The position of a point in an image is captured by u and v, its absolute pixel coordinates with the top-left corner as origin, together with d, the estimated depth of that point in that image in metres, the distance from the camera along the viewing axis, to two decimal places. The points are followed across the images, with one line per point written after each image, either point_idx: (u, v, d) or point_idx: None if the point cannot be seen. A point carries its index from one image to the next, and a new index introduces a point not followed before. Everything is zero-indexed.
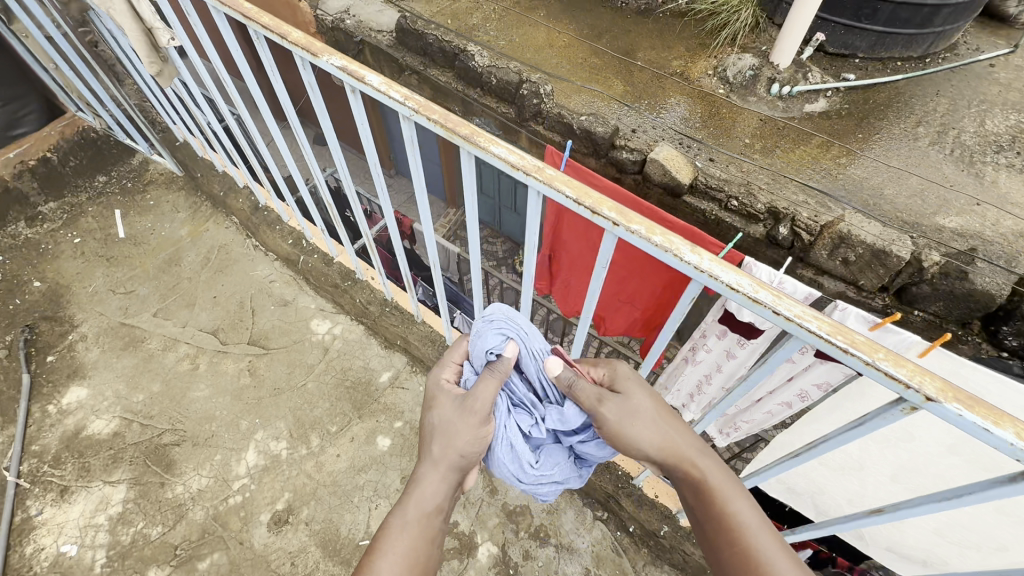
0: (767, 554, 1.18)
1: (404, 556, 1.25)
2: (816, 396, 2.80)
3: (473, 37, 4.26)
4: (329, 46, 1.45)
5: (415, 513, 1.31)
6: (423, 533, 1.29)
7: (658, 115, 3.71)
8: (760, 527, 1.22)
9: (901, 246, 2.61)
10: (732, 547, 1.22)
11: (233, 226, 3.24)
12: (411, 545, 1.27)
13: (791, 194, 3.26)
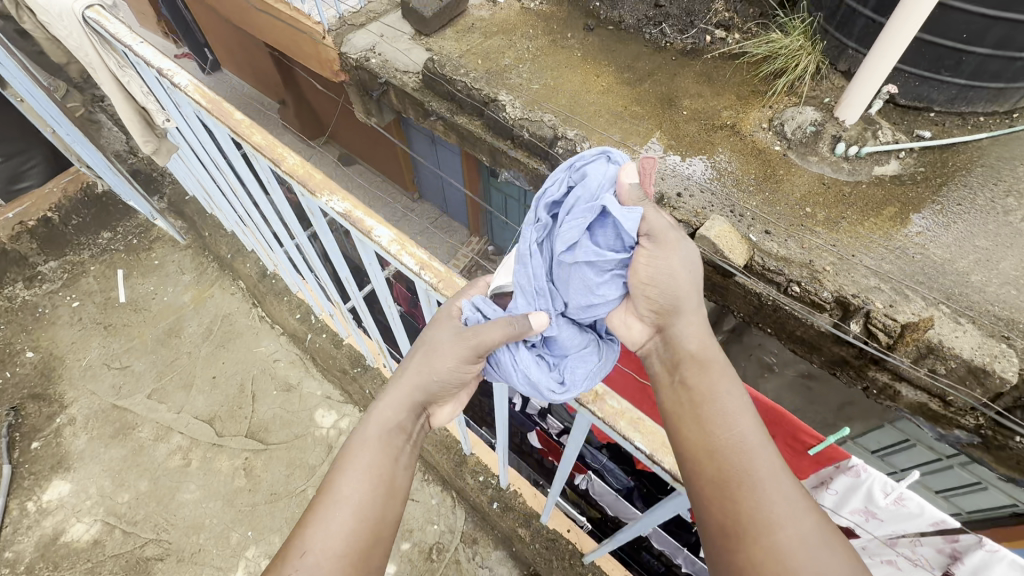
0: (757, 472, 1.11)
1: (363, 470, 1.21)
2: None
3: (505, 80, 3.98)
4: (329, 183, 1.48)
5: (377, 430, 1.27)
6: (386, 453, 1.25)
7: (705, 177, 3.36)
8: (763, 448, 1.15)
9: (1004, 364, 2.25)
10: (727, 451, 1.15)
11: (239, 292, 3.01)
12: (372, 465, 1.22)
13: (860, 278, 2.87)
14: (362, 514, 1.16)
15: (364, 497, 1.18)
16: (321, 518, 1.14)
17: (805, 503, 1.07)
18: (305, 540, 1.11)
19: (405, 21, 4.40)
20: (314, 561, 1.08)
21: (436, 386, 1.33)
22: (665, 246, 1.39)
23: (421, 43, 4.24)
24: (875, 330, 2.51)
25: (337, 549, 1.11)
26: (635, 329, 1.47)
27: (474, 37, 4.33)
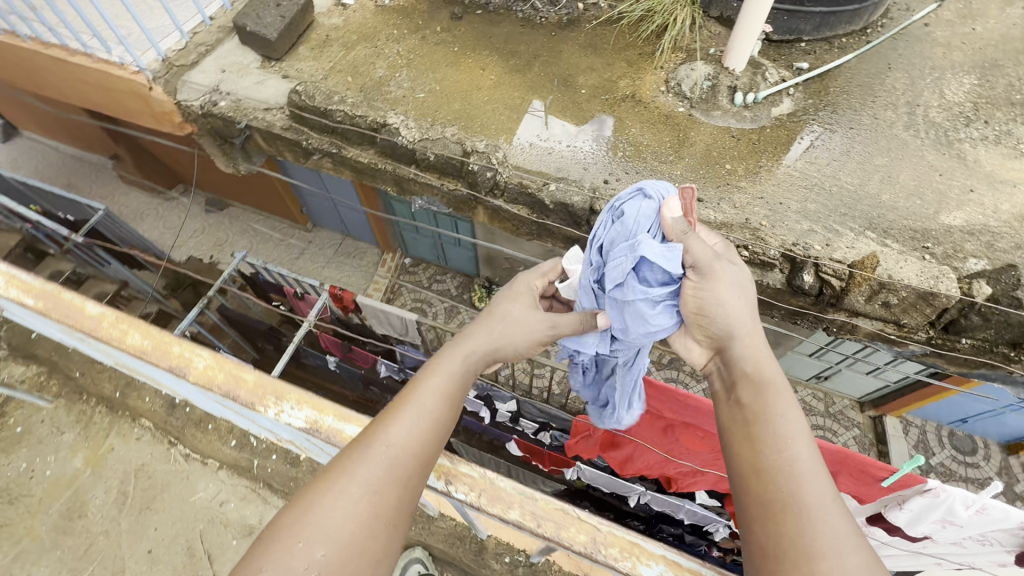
0: (816, 501, 1.19)
1: (438, 390, 1.53)
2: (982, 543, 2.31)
3: (385, 96, 3.55)
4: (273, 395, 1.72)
5: (455, 365, 1.63)
6: (459, 383, 1.60)
7: (624, 157, 3.26)
8: (816, 477, 1.24)
9: (947, 284, 2.43)
10: (777, 473, 1.26)
11: (134, 429, 2.67)
12: (446, 390, 1.55)
13: (794, 224, 2.94)
14: (434, 425, 1.45)
15: (438, 414, 1.48)
16: (401, 419, 1.41)
17: (854, 541, 1.12)
18: (386, 432, 1.37)
19: (246, 47, 3.74)
20: (390, 456, 1.33)
21: (508, 336, 1.79)
22: (711, 278, 1.57)
23: (274, 71, 3.64)
24: (827, 276, 2.59)
25: (410, 449, 1.37)
26: (695, 351, 1.71)
27: (334, 52, 3.81)
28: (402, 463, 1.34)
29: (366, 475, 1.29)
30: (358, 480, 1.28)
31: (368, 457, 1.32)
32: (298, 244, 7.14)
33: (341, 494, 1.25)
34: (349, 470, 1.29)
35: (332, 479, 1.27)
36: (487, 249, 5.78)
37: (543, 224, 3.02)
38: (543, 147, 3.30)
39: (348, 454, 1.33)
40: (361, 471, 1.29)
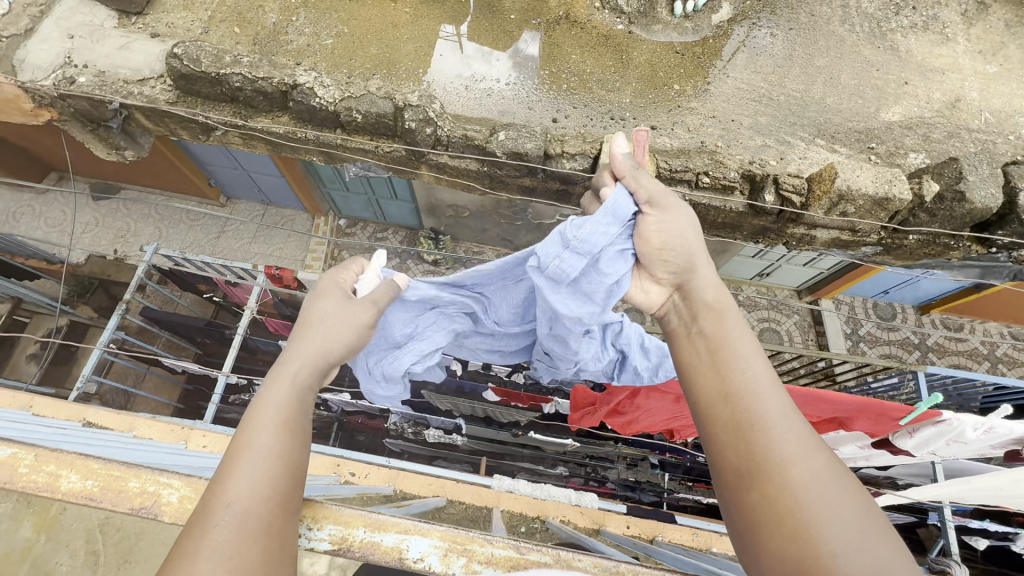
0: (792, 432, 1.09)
1: (275, 420, 1.15)
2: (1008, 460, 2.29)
3: (285, 46, 3.03)
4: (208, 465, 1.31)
5: (291, 389, 1.23)
6: (298, 400, 1.23)
7: (569, 90, 3.03)
8: (785, 409, 1.13)
9: (899, 187, 2.50)
10: (752, 406, 1.13)
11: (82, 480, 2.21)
12: (283, 421, 1.16)
13: (749, 141, 2.89)
14: (283, 468, 1.08)
15: (286, 451, 1.11)
16: (238, 472, 1.03)
17: (832, 467, 1.04)
18: (225, 493, 1.00)
19: (93, 1, 3.02)
20: (239, 513, 0.98)
21: (336, 346, 1.39)
22: (668, 211, 1.42)
23: (140, 29, 3.00)
24: (788, 193, 2.58)
25: (262, 495, 1.02)
26: (654, 294, 1.47)
27: None
28: (255, 520, 0.98)
29: (212, 546, 0.92)
30: (207, 551, 0.91)
31: (203, 532, 0.94)
32: (216, 222, 6.41)
33: (188, 574, 0.88)
34: (186, 552, 0.92)
35: (168, 569, 0.89)
36: (429, 200, 5.43)
37: (495, 175, 2.78)
38: (481, 89, 3.01)
39: (185, 533, 0.94)
40: (201, 548, 0.92)
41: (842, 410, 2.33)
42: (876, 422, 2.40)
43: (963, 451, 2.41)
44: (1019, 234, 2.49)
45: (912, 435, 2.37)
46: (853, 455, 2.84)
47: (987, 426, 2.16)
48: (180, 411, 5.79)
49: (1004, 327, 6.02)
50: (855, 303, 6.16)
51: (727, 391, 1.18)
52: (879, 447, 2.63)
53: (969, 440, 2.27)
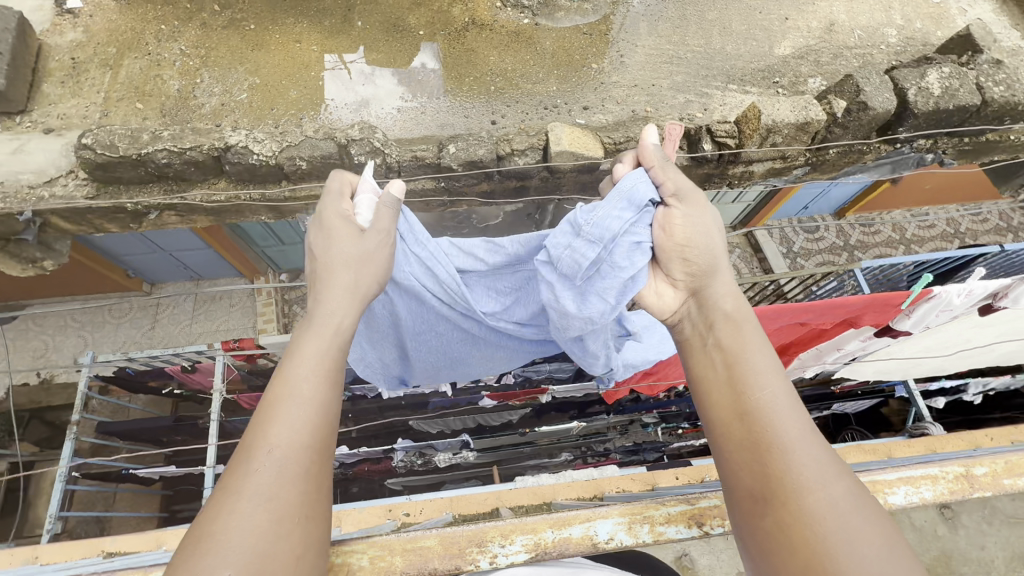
0: (797, 437, 1.02)
1: (317, 367, 1.16)
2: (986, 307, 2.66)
3: (199, 110, 2.88)
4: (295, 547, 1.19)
5: (332, 326, 1.25)
6: (335, 354, 1.20)
7: (496, 91, 3.10)
8: (795, 414, 1.06)
9: (814, 110, 2.78)
10: (757, 411, 1.07)
11: None
12: (321, 370, 1.16)
13: (673, 100, 3.09)
14: (322, 418, 1.08)
15: (324, 400, 1.11)
16: (279, 418, 1.05)
17: (839, 472, 0.96)
18: (265, 441, 1.02)
19: None
20: (280, 459, 1.00)
21: (368, 281, 1.38)
22: (695, 206, 1.43)
23: (29, 128, 2.75)
24: (722, 139, 2.79)
25: (301, 443, 1.03)
26: (668, 297, 1.43)
27: (98, 78, 2.95)
28: (291, 464, 1.00)
29: (253, 489, 0.95)
30: (251, 492, 0.94)
31: (245, 472, 0.97)
32: (146, 312, 5.94)
33: (229, 517, 0.91)
34: (229, 489, 0.95)
35: (211, 506, 0.94)
36: None
37: (452, 188, 2.81)
38: (412, 109, 3.02)
39: (225, 474, 0.97)
40: (242, 489, 0.95)
41: (853, 309, 2.58)
42: (880, 313, 2.67)
43: (948, 318, 2.74)
44: (915, 126, 2.84)
45: (911, 315, 2.64)
46: (856, 348, 3.08)
47: (968, 288, 2.49)
48: (166, 519, 5.34)
49: (907, 212, 6.78)
50: (784, 224, 6.71)
51: (741, 406, 1.10)
52: (880, 336, 2.92)
53: (958, 305, 2.60)
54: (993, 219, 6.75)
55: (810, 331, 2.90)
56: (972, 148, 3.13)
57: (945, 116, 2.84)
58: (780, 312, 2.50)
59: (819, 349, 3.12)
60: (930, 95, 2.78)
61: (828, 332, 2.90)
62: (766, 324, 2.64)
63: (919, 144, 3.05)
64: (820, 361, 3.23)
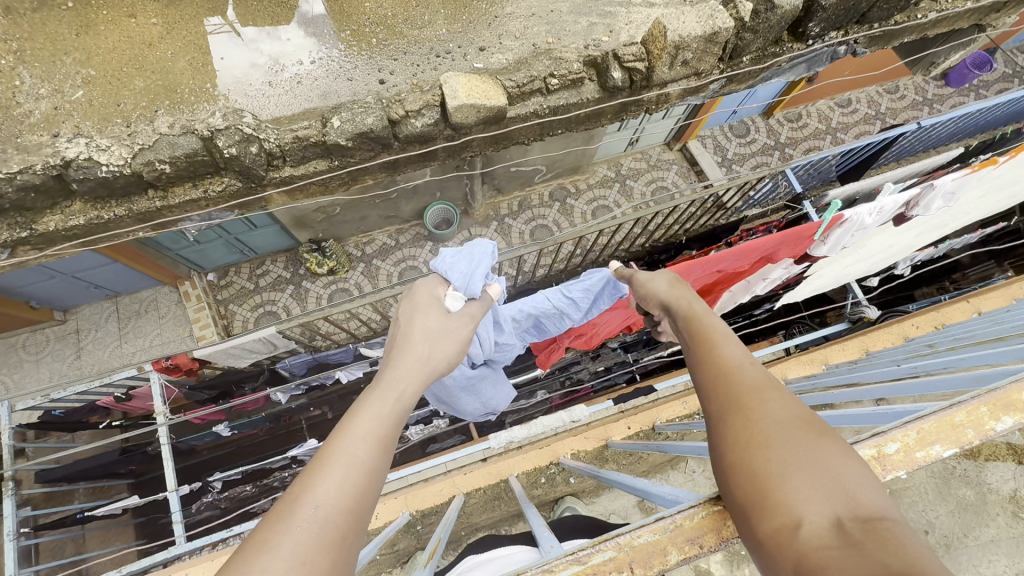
0: (756, 372, 1.05)
1: (379, 429, 1.05)
2: (901, 216, 2.70)
3: (27, 119, 2.42)
4: None
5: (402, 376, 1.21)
6: (397, 414, 1.11)
7: (380, 44, 2.74)
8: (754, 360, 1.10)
9: (722, 18, 2.58)
10: (719, 358, 1.12)
11: None
12: (380, 429, 1.05)
13: (575, 26, 2.82)
14: (371, 482, 0.96)
15: (376, 464, 0.99)
16: (327, 471, 0.94)
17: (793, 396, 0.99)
18: (311, 492, 0.91)
19: None
20: (321, 519, 0.88)
21: (440, 358, 1.37)
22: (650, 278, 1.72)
23: None
24: (631, 64, 2.59)
25: (347, 507, 0.92)
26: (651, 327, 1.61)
27: None
28: (335, 528, 0.89)
29: (289, 546, 0.84)
30: (286, 544, 0.84)
31: (288, 526, 0.86)
32: (66, 343, 5.44)
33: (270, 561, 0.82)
34: (267, 544, 0.84)
35: (241, 562, 0.82)
36: (291, 215, 4.91)
37: (349, 165, 2.54)
38: (287, 80, 2.64)
39: (265, 522, 0.86)
40: (281, 543, 0.84)
41: (768, 249, 2.56)
42: (795, 245, 2.68)
43: (863, 234, 2.77)
44: (823, 20, 2.71)
45: (825, 242, 2.66)
46: (781, 277, 3.12)
47: (880, 205, 2.48)
48: (147, 545, 5.20)
49: (830, 101, 6.80)
50: (715, 134, 6.63)
51: (707, 351, 1.16)
52: (800, 262, 2.95)
53: (873, 222, 2.61)
54: (909, 94, 6.86)
55: (730, 273, 2.92)
56: (883, 34, 3.04)
57: (852, 5, 2.71)
58: (694, 265, 2.45)
59: (745, 282, 3.14)
60: None
61: (749, 270, 2.92)
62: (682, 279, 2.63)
63: (831, 37, 2.93)
64: (751, 291, 3.29)
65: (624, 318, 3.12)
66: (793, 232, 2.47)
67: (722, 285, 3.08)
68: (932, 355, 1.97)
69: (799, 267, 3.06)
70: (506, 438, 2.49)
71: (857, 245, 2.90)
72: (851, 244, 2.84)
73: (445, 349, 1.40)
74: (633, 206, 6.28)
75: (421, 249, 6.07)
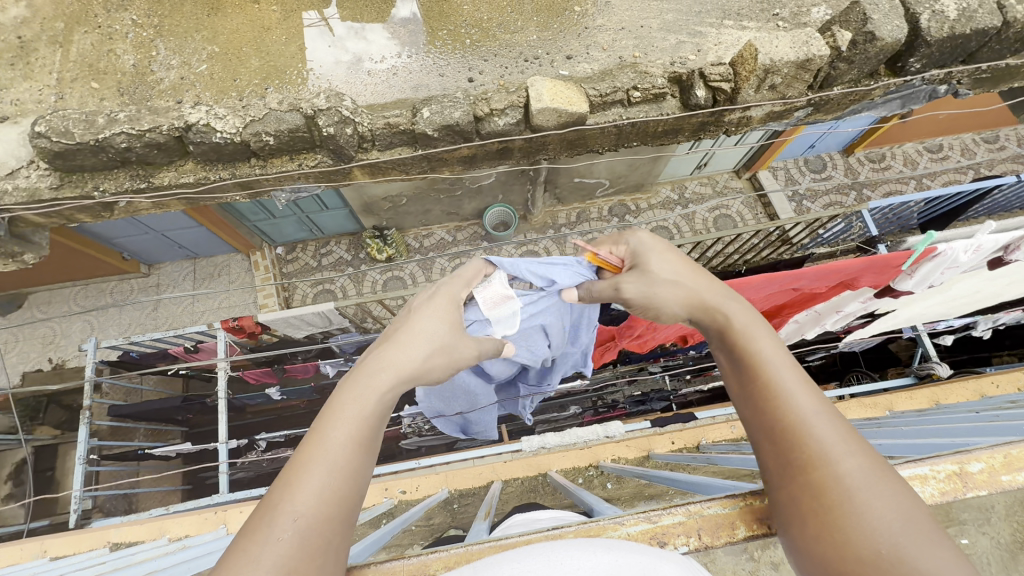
0: (803, 402, 0.96)
1: (352, 431, 0.98)
2: (998, 258, 2.56)
3: (156, 89, 2.71)
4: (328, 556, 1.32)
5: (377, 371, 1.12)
6: (377, 415, 1.03)
7: (473, 45, 2.89)
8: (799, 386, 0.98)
9: (816, 46, 2.55)
10: (764, 379, 1.01)
11: None
12: (360, 431, 0.98)
13: (663, 43, 2.86)
14: (353, 486, 0.91)
15: (356, 470, 0.93)
16: (304, 480, 0.89)
17: (848, 441, 0.89)
18: (291, 500, 0.87)
19: None
20: (301, 529, 0.84)
21: (435, 371, 1.32)
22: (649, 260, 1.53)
23: None
24: (717, 84, 2.60)
25: (328, 515, 0.87)
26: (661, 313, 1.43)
27: (48, 58, 2.77)
28: (317, 536, 0.85)
29: (269, 559, 0.80)
30: (264, 558, 0.81)
31: (265, 539, 0.83)
32: (147, 294, 5.92)
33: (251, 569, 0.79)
34: (250, 557, 0.81)
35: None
36: (362, 200, 5.16)
37: (431, 154, 2.69)
38: (383, 70, 2.83)
39: (243, 535, 0.83)
40: (262, 556, 0.81)
41: (851, 272, 2.48)
42: (880, 273, 2.58)
43: (953, 275, 2.65)
44: (926, 56, 2.62)
45: (913, 275, 2.55)
46: (857, 310, 3.01)
47: (976, 244, 2.38)
48: (191, 491, 5.54)
49: (919, 145, 6.45)
50: (789, 166, 6.43)
51: (743, 366, 1.06)
52: (880, 296, 2.84)
53: (966, 262, 2.49)
54: (1010, 146, 6.41)
55: (804, 294, 2.84)
56: (990, 75, 2.89)
57: (959, 42, 2.61)
58: (771, 280, 2.41)
59: (817, 310, 3.06)
60: (945, 20, 2.53)
61: (824, 294, 2.84)
62: (755, 293, 2.58)
63: (932, 74, 2.82)
64: (820, 322, 3.18)
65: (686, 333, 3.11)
66: (881, 257, 2.40)
67: (792, 309, 3.02)
68: (1015, 411, 1.84)
69: (877, 303, 2.95)
70: (538, 442, 2.62)
71: (944, 285, 2.77)
72: (937, 283, 2.71)
73: (442, 360, 1.35)
74: (693, 230, 6.16)
75: (476, 248, 6.20)
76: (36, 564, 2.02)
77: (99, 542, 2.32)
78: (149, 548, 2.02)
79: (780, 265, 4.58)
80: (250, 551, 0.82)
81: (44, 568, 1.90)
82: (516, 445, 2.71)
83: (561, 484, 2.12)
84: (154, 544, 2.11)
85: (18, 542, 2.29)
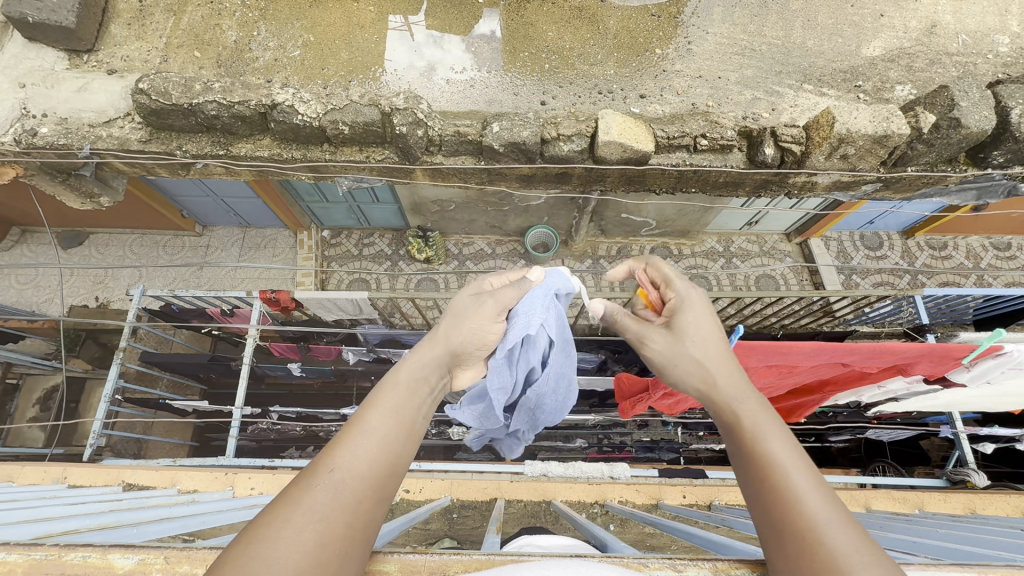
0: (816, 509, 0.91)
1: (392, 409, 1.07)
2: None
3: (251, 67, 2.91)
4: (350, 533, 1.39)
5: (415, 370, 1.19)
6: (417, 405, 1.12)
7: (552, 72, 2.97)
8: (809, 491, 0.94)
9: (897, 123, 2.51)
10: (772, 486, 0.97)
11: None
12: (399, 411, 1.07)
13: (739, 96, 2.88)
14: (388, 457, 0.98)
15: (395, 447, 1.01)
16: (349, 441, 0.97)
17: (863, 553, 0.82)
18: (334, 455, 0.94)
19: (38, 45, 2.85)
20: (338, 482, 0.91)
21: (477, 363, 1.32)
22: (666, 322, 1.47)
23: (94, 67, 2.84)
24: (786, 144, 2.60)
25: (362, 473, 0.94)
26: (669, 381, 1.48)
27: (161, 23, 3.01)
28: (352, 492, 0.91)
29: (311, 505, 0.86)
30: (305, 507, 0.86)
31: (311, 488, 0.89)
32: (196, 253, 6.19)
33: (291, 514, 0.85)
34: (290, 498, 0.87)
35: (272, 514, 0.85)
36: (413, 199, 5.30)
37: (491, 167, 2.76)
38: (461, 81, 2.94)
39: (295, 481, 0.89)
40: (304, 502, 0.87)
41: (906, 357, 2.40)
42: (936, 363, 2.48)
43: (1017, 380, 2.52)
44: (1012, 151, 2.53)
45: (971, 369, 2.47)
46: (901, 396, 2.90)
47: None
48: (197, 449, 5.69)
49: (986, 239, 6.18)
50: (843, 238, 6.26)
51: (751, 466, 1.03)
52: (930, 384, 2.72)
53: None
54: None
55: (852, 371, 2.77)
56: None
57: None
58: (820, 350, 2.37)
59: (859, 388, 2.98)
60: None
61: (873, 374, 2.77)
62: (803, 360, 2.52)
63: (1014, 171, 2.72)
64: (859, 398, 3.06)
65: (719, 391, 3.07)
66: (940, 348, 2.31)
67: (833, 381, 2.96)
68: None
69: (927, 395, 2.84)
70: (540, 469, 2.61)
71: (1005, 390, 2.64)
72: (997, 385, 2.59)
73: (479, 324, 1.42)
74: (734, 285, 6.03)
75: (513, 264, 6.24)
76: (55, 491, 2.12)
77: (114, 480, 2.42)
78: (161, 496, 2.09)
79: (820, 336, 4.43)
80: (297, 495, 0.87)
81: (61, 494, 2.00)
82: (517, 468, 2.69)
83: (566, 514, 2.13)
84: (166, 494, 2.21)
85: (43, 464, 2.41)
